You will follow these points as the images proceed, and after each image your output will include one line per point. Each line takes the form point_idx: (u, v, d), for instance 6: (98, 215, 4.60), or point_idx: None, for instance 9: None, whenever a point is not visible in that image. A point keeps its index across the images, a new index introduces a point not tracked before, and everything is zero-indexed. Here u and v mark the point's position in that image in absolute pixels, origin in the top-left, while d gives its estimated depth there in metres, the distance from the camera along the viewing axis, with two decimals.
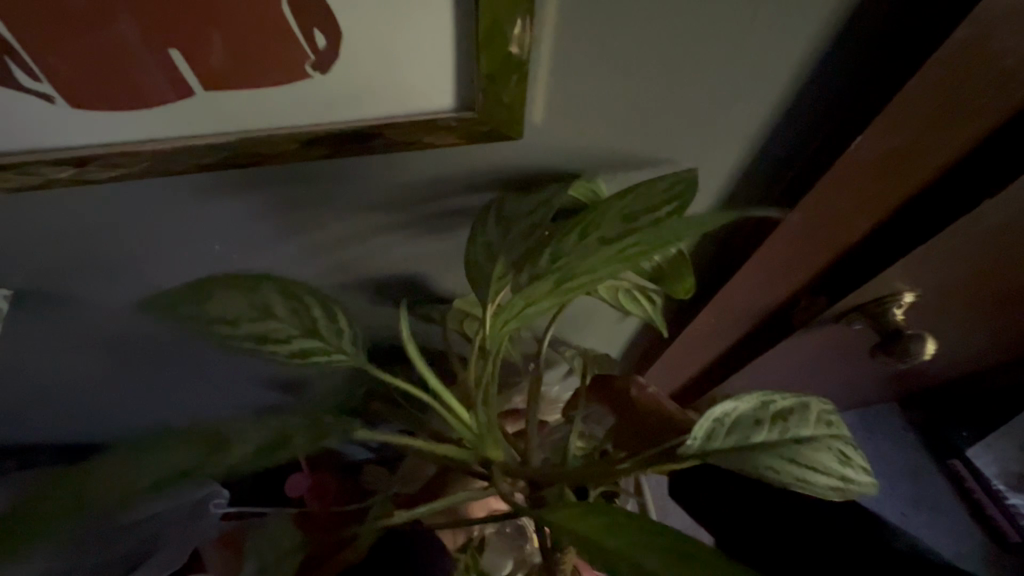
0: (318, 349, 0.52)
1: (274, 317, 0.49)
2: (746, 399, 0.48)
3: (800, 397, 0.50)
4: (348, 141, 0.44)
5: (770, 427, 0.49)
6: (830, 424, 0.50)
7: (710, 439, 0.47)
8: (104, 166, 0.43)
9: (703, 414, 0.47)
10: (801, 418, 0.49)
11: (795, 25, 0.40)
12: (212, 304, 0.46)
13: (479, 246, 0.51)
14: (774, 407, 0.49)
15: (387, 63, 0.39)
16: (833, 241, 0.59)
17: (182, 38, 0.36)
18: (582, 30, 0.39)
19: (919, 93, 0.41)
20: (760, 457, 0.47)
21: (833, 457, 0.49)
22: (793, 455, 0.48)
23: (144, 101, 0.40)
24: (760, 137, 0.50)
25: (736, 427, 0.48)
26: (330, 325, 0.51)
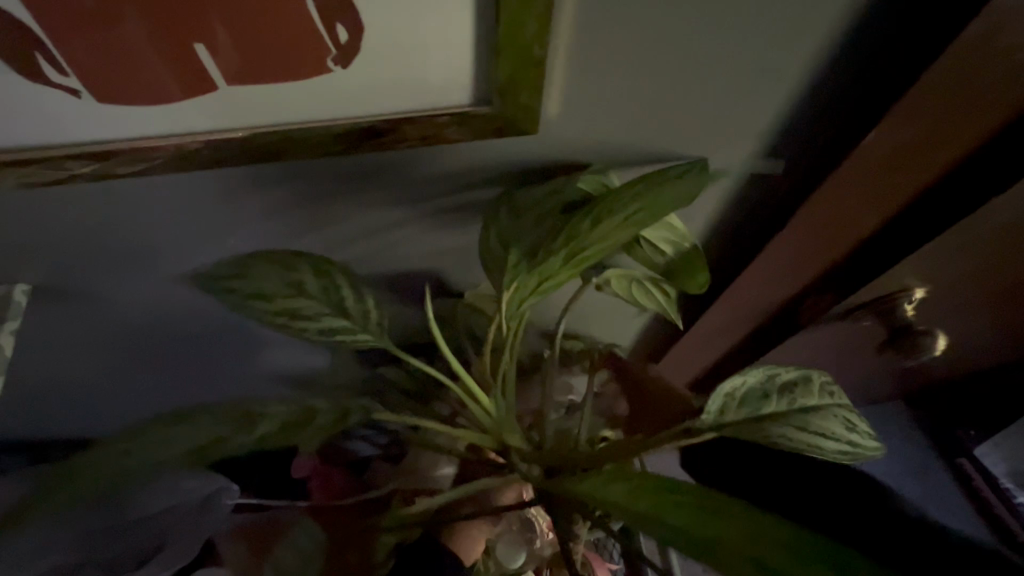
0: (346, 330, 0.52)
1: (305, 294, 0.50)
2: (753, 373, 0.50)
3: (804, 369, 0.51)
4: (364, 137, 0.42)
5: (777, 399, 0.50)
6: (835, 393, 0.51)
7: (723, 413, 0.49)
8: (126, 161, 0.41)
9: (713, 390, 0.49)
10: (806, 389, 0.50)
11: (812, 16, 0.41)
12: (249, 279, 0.48)
13: (493, 237, 0.49)
14: (780, 379, 0.50)
15: (408, 58, 0.37)
16: (844, 237, 0.60)
17: (202, 33, 0.35)
18: (602, 21, 0.39)
19: (933, 85, 0.42)
20: (772, 426, 0.49)
21: (841, 425, 0.50)
22: (804, 424, 0.49)
23: (164, 96, 0.38)
24: (777, 130, 0.50)
25: (746, 400, 0.50)
26: (357, 305, 0.52)
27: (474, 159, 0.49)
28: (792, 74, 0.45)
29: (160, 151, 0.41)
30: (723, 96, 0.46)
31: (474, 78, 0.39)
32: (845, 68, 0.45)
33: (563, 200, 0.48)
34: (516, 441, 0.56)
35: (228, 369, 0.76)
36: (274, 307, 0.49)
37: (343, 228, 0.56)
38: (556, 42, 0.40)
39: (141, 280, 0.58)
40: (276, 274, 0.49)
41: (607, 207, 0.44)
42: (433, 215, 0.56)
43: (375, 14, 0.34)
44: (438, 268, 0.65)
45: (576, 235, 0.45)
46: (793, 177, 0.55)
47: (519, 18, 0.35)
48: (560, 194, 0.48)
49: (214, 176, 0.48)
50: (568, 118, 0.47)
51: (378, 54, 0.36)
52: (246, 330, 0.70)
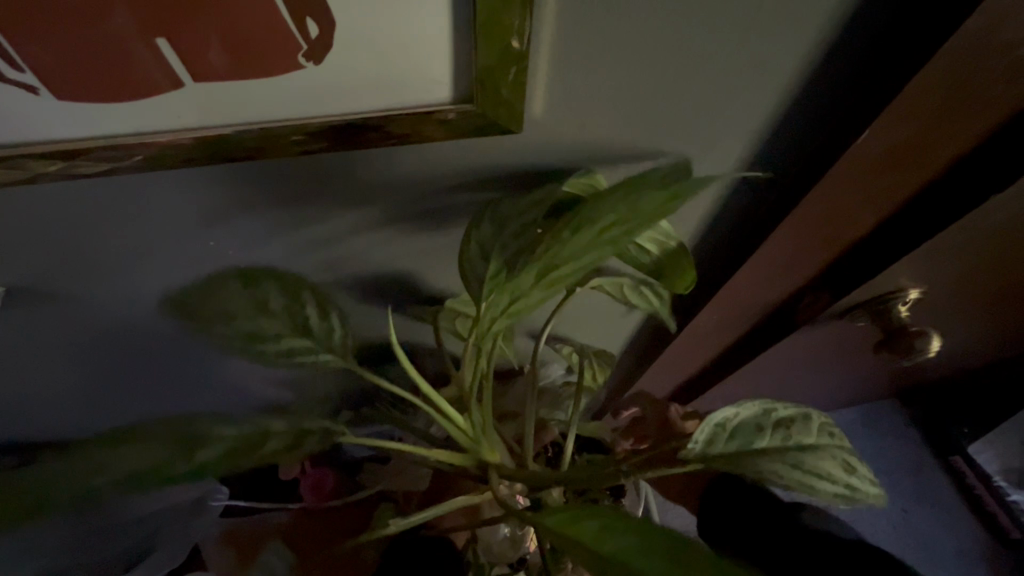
0: (307, 350, 0.52)
1: (268, 313, 0.50)
2: (748, 406, 0.49)
3: (803, 408, 0.51)
4: (346, 135, 0.40)
5: (771, 434, 0.49)
6: (834, 434, 0.50)
7: (711, 443, 0.48)
8: (93, 160, 0.40)
9: (704, 419, 0.48)
10: (804, 427, 0.50)
11: (798, 15, 0.40)
12: (213, 301, 0.46)
13: (474, 246, 0.48)
14: (776, 414, 0.50)
15: (382, 56, 0.36)
16: (839, 235, 0.59)
17: (165, 28, 0.33)
18: (583, 19, 0.38)
19: (930, 81, 0.41)
20: (762, 460, 0.47)
21: (839, 466, 0.49)
22: (798, 462, 0.48)
23: (129, 93, 0.36)
24: (766, 130, 0.49)
25: (737, 432, 0.48)
26: (321, 324, 0.52)
27: (458, 160, 0.48)
28: (784, 70, 0.44)
29: (127, 151, 0.40)
30: (712, 94, 0.45)
31: (452, 74, 0.38)
32: (837, 64, 0.44)
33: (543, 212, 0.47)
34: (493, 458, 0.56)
35: (212, 371, 0.75)
36: (228, 330, 0.48)
37: (324, 229, 0.55)
38: (538, 37, 0.39)
39: (120, 281, 0.57)
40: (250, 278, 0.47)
41: (591, 213, 0.43)
42: (419, 217, 0.55)
43: (346, 10, 0.33)
44: (426, 271, 0.64)
45: (555, 244, 0.43)
46: (783, 178, 0.55)
47: (498, 9, 0.33)
48: (543, 205, 0.46)
49: (188, 175, 0.46)
50: (552, 117, 0.45)
51: (352, 47, 0.35)
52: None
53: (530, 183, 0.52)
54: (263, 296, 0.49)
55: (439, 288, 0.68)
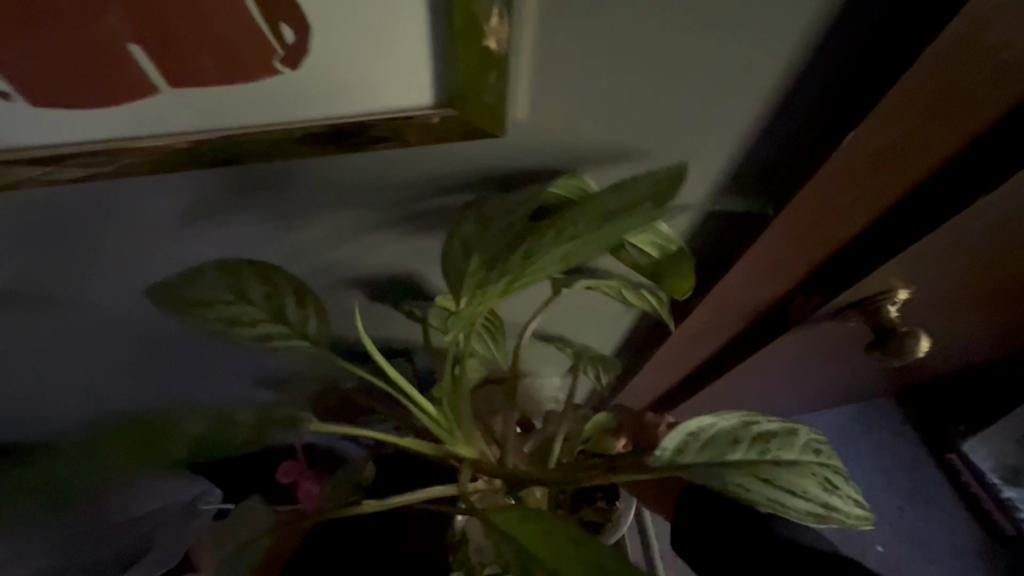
0: (283, 335, 0.54)
1: (245, 300, 0.51)
2: (725, 417, 0.50)
3: (786, 424, 0.52)
4: (326, 141, 0.40)
5: (748, 447, 0.49)
6: (818, 451, 0.51)
7: (683, 452, 0.48)
8: (69, 166, 0.39)
9: (676, 425, 0.48)
10: (784, 442, 0.50)
11: (781, 18, 0.39)
12: (196, 287, 0.49)
13: (457, 244, 0.49)
14: (755, 428, 0.51)
15: (361, 60, 0.35)
16: (828, 236, 0.59)
17: (137, 33, 0.33)
18: (567, 20, 0.38)
19: (916, 85, 0.41)
20: (734, 473, 0.47)
21: (816, 484, 0.49)
22: (771, 476, 0.47)
23: (104, 98, 0.36)
24: (753, 131, 0.49)
25: (711, 442, 0.48)
26: (297, 311, 0.53)
27: (445, 162, 0.48)
28: (768, 73, 0.44)
29: (102, 157, 0.39)
30: (696, 97, 0.45)
31: (433, 78, 0.37)
32: (822, 67, 0.43)
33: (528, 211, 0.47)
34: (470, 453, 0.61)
35: (204, 373, 0.74)
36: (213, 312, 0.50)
37: (315, 232, 0.55)
38: (518, 39, 0.39)
39: (111, 287, 0.57)
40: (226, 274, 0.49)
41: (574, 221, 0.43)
42: (408, 218, 0.55)
43: (322, 14, 0.32)
44: (417, 273, 0.64)
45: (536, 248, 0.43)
46: (771, 180, 0.55)
47: (475, 12, 0.33)
48: (528, 205, 0.47)
49: (172, 180, 0.46)
50: (537, 119, 0.45)
51: (329, 52, 0.35)
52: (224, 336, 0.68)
53: (518, 184, 0.51)
54: (242, 284, 0.50)
55: (431, 290, 0.67)
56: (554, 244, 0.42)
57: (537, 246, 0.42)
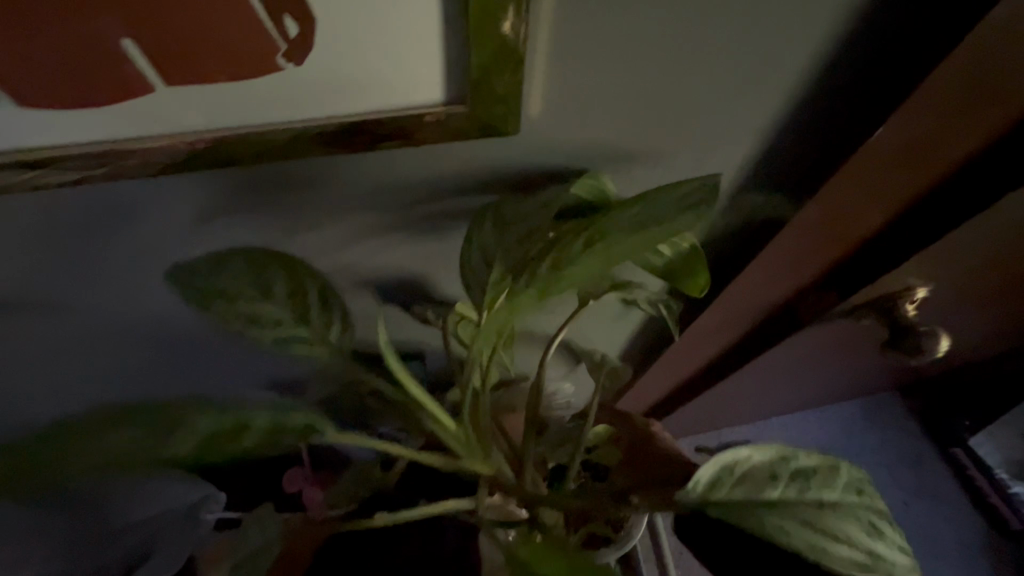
0: (305, 340, 0.51)
1: (269, 299, 0.49)
2: (761, 449, 0.47)
3: (830, 458, 0.48)
4: (328, 140, 0.38)
5: (787, 484, 0.46)
6: (860, 492, 0.47)
7: (715, 487, 0.46)
8: (60, 170, 0.37)
9: (711, 458, 0.47)
10: (825, 480, 0.47)
11: (807, 8, 0.38)
12: (221, 277, 0.46)
13: (476, 250, 0.48)
14: (795, 463, 0.47)
15: (368, 54, 0.34)
16: (845, 235, 0.56)
17: (128, 26, 0.31)
18: (585, 13, 0.36)
19: (945, 83, 0.40)
20: (771, 516, 0.45)
21: (859, 529, 0.45)
22: (811, 520, 0.45)
23: (97, 97, 0.34)
24: (774, 126, 0.47)
25: (746, 478, 0.46)
26: (320, 315, 0.51)
27: (453, 160, 0.46)
28: (797, 62, 0.42)
29: (94, 160, 0.37)
30: (718, 89, 0.43)
31: (443, 73, 0.36)
32: (854, 54, 0.41)
33: (552, 215, 0.45)
34: (487, 468, 0.60)
35: (205, 378, 0.72)
36: (234, 312, 0.47)
37: (318, 235, 0.53)
38: (534, 31, 0.37)
39: (102, 292, 0.55)
40: (254, 272, 0.47)
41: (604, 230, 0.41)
42: (414, 221, 0.53)
43: (327, 9, 0.31)
44: (422, 275, 0.62)
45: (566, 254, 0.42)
46: (790, 174, 0.53)
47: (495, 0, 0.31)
48: (551, 208, 0.45)
49: (171, 183, 0.44)
50: (551, 113, 0.43)
51: (338, 45, 0.33)
52: (223, 341, 0.66)
53: (534, 185, 0.50)
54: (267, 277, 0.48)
55: (437, 293, 0.65)
56: (586, 248, 0.41)
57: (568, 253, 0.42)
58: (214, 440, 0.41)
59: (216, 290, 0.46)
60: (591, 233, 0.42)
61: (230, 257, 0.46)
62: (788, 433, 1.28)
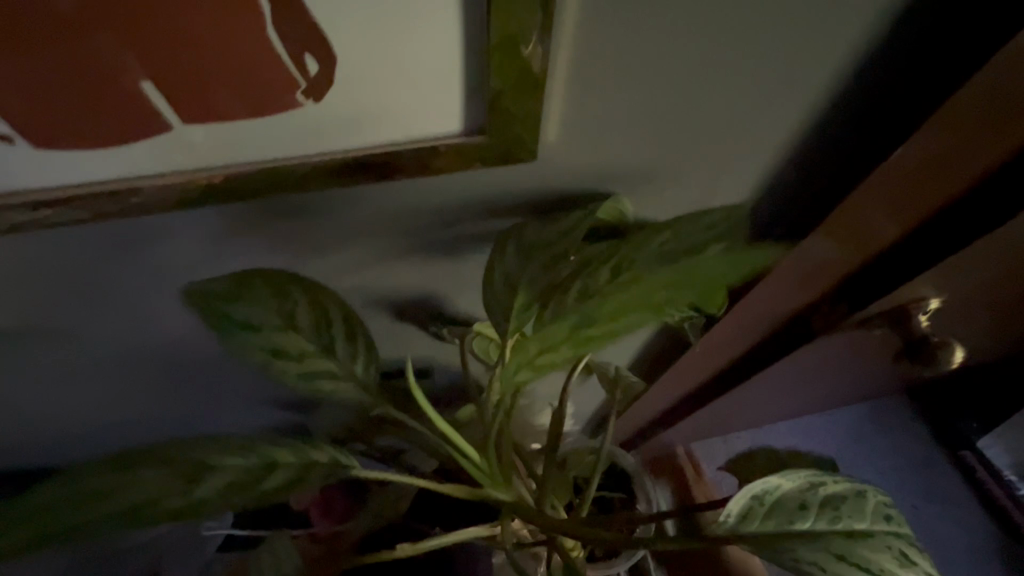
0: (328, 372, 0.51)
1: (291, 329, 0.48)
2: (791, 478, 0.49)
3: (856, 486, 0.48)
4: (346, 171, 0.38)
5: (817, 513, 0.47)
6: (889, 519, 0.46)
7: (748, 518, 0.48)
8: (73, 208, 0.37)
9: (742, 489, 0.49)
10: (854, 507, 0.47)
11: (827, 30, 0.38)
12: (240, 306, 0.45)
13: (499, 276, 0.47)
14: (823, 490, 0.48)
15: (387, 86, 0.33)
16: (863, 250, 0.56)
17: (145, 67, 0.31)
18: (605, 40, 0.36)
19: (961, 107, 0.40)
20: (806, 547, 0.44)
21: (893, 559, 0.44)
22: (845, 552, 0.44)
23: (112, 136, 0.34)
24: (790, 145, 0.47)
25: (777, 507, 0.48)
26: (346, 346, 0.51)
27: (473, 182, 0.46)
28: (824, 69, 0.40)
29: (108, 197, 0.37)
30: (737, 110, 0.43)
31: (462, 103, 0.35)
32: (884, 60, 0.40)
33: (576, 241, 0.46)
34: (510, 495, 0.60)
35: (220, 398, 0.72)
36: (258, 340, 0.46)
37: (336, 259, 0.53)
38: (554, 61, 0.37)
39: (118, 316, 0.54)
40: (279, 299, 0.46)
41: (630, 254, 0.42)
42: (432, 244, 0.53)
43: (349, 47, 0.31)
44: (438, 293, 0.61)
45: (591, 286, 0.44)
46: (806, 192, 0.53)
47: (520, 10, 0.30)
48: (574, 235, 0.45)
49: (189, 217, 0.45)
50: (574, 125, 0.42)
51: (361, 67, 0.32)
52: (239, 362, 0.66)
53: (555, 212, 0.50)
54: (291, 310, 0.47)
55: (453, 310, 0.64)
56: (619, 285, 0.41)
57: (594, 283, 0.43)
58: (237, 481, 0.40)
59: (240, 321, 0.45)
60: (619, 259, 0.43)
61: (253, 280, 0.45)
62: (797, 437, 1.27)
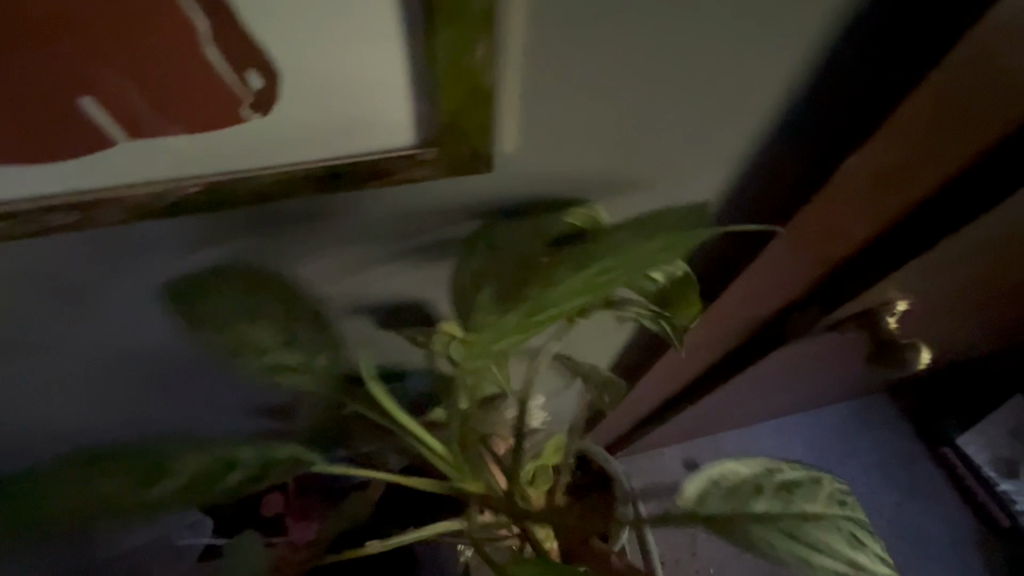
0: (295, 363, 0.51)
1: (258, 321, 0.48)
2: (747, 464, 0.54)
3: (812, 473, 0.53)
4: (303, 183, 0.38)
5: (771, 495, 0.52)
6: (843, 503, 0.51)
7: (703, 501, 0.53)
8: (28, 223, 0.37)
9: (699, 472, 0.54)
10: (808, 492, 0.52)
11: (775, 40, 0.38)
12: (209, 303, 0.46)
13: (467, 273, 0.48)
14: (779, 476, 0.53)
15: (334, 99, 0.34)
16: (829, 254, 0.57)
17: (88, 85, 0.31)
18: (556, 52, 0.36)
19: (907, 118, 0.41)
20: (756, 527, 0.49)
21: (842, 539, 0.49)
22: (795, 530, 0.49)
23: (61, 153, 0.34)
24: (751, 152, 0.48)
25: (734, 492, 0.53)
26: (313, 333, 0.51)
27: (442, 189, 0.46)
28: (779, 76, 0.41)
29: (64, 212, 0.37)
30: (692, 118, 0.43)
31: (417, 112, 0.35)
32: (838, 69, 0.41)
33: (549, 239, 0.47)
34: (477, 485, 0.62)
35: (197, 408, 0.72)
36: (223, 334, 0.47)
37: (311, 268, 0.53)
38: (508, 70, 0.37)
39: (99, 328, 0.54)
40: (245, 292, 0.47)
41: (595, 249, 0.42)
42: (407, 250, 0.53)
43: (291, 61, 0.31)
44: (415, 299, 0.61)
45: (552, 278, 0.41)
46: (768, 198, 0.53)
47: (465, 20, 0.30)
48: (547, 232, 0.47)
49: (155, 230, 0.45)
50: (538, 132, 0.42)
51: (315, 74, 0.32)
52: (222, 370, 0.65)
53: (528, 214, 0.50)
54: (256, 305, 0.47)
55: (435, 315, 0.65)
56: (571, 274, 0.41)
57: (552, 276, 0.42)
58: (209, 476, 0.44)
59: (214, 315, 0.46)
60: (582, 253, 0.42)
61: (226, 278, 0.46)
62: (785, 436, 1.28)
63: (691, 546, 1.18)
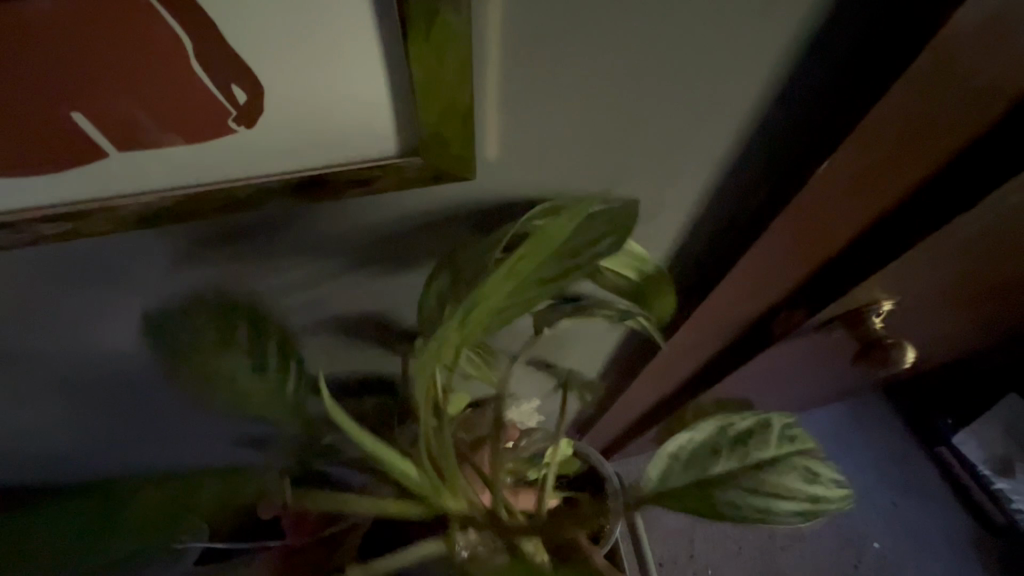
0: (267, 390, 0.53)
1: (236, 349, 0.51)
2: (701, 430, 0.58)
3: (760, 417, 0.60)
4: (289, 193, 0.39)
5: (729, 450, 0.58)
6: (793, 441, 0.59)
7: (668, 475, 0.58)
8: (17, 233, 0.38)
9: (658, 452, 0.58)
10: (760, 439, 0.59)
11: (747, 45, 0.39)
12: (185, 335, 0.50)
13: (434, 292, 0.50)
14: (733, 430, 0.59)
15: (316, 110, 0.35)
16: (809, 256, 0.58)
17: (76, 98, 0.32)
18: (533, 59, 0.37)
19: (879, 123, 0.41)
20: (724, 492, 0.56)
21: (797, 477, 0.58)
22: (755, 485, 0.56)
23: (50, 166, 0.35)
24: (731, 155, 0.49)
25: (692, 459, 0.58)
26: (278, 366, 0.53)
27: (428, 195, 0.47)
28: (758, 80, 0.42)
29: (53, 223, 0.38)
30: (669, 121, 0.45)
31: (399, 118, 0.36)
32: (813, 72, 0.42)
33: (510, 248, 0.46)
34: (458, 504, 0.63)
35: (192, 414, 0.73)
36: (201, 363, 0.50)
37: (302, 275, 0.54)
38: (487, 74, 0.38)
39: (92, 337, 0.55)
40: (219, 324, 0.51)
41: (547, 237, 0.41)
42: (397, 255, 0.54)
43: (273, 72, 0.32)
44: (407, 303, 0.62)
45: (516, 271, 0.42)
46: (749, 201, 0.54)
47: (442, 27, 0.31)
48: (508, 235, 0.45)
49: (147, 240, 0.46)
50: (523, 137, 0.43)
51: (298, 81, 0.33)
52: None
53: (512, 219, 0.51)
54: (230, 326, 0.51)
55: None
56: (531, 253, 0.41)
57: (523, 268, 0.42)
58: None
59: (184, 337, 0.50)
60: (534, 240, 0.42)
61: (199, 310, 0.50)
62: None
63: (689, 547, 1.18)
